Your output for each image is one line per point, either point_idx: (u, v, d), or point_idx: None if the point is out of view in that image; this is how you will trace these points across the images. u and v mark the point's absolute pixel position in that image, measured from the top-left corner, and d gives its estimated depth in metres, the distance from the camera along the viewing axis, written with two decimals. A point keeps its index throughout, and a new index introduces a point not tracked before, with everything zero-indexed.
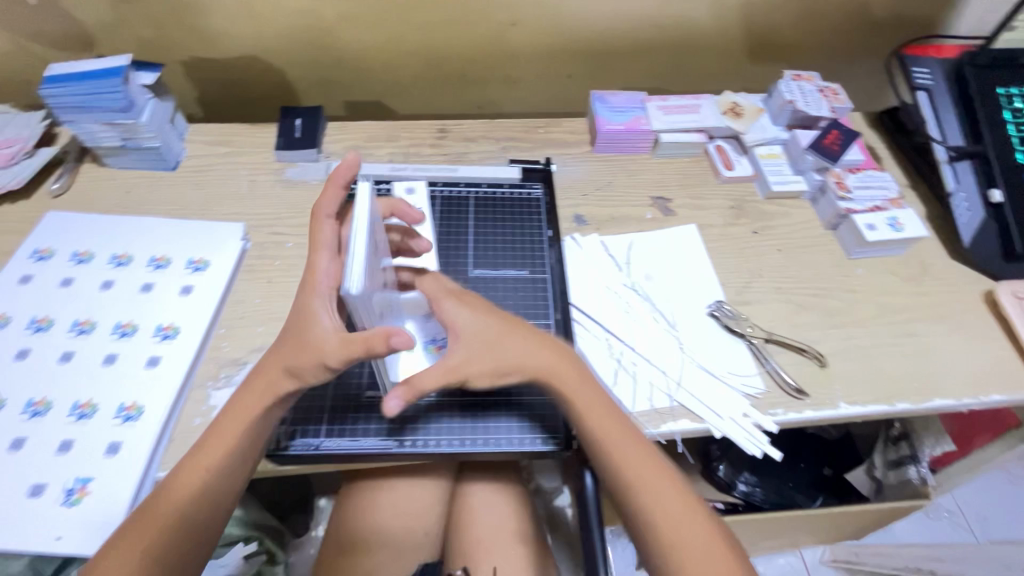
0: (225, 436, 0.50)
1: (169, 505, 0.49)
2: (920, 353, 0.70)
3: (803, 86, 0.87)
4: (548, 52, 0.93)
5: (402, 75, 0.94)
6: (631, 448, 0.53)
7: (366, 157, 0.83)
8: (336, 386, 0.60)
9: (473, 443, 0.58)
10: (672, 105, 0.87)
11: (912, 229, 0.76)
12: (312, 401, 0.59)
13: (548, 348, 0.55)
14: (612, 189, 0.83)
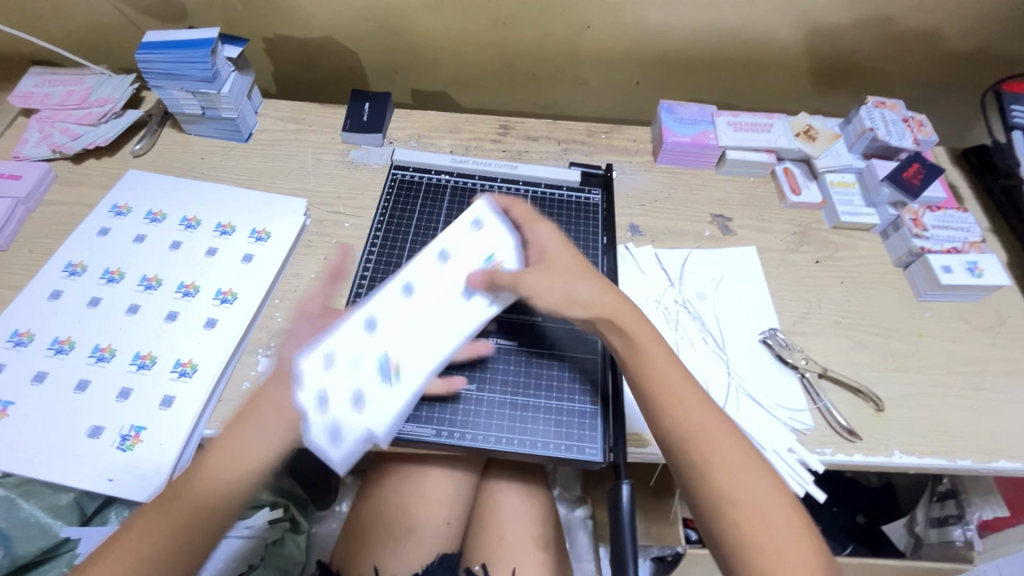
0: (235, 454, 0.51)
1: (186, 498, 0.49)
2: (988, 409, 0.65)
3: (885, 115, 0.82)
4: (619, 57, 0.92)
5: (469, 68, 0.95)
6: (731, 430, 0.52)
7: (428, 147, 0.84)
8: None
9: (521, 444, 0.58)
10: (742, 122, 0.84)
11: (991, 276, 0.72)
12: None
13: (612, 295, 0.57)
14: (672, 202, 0.81)
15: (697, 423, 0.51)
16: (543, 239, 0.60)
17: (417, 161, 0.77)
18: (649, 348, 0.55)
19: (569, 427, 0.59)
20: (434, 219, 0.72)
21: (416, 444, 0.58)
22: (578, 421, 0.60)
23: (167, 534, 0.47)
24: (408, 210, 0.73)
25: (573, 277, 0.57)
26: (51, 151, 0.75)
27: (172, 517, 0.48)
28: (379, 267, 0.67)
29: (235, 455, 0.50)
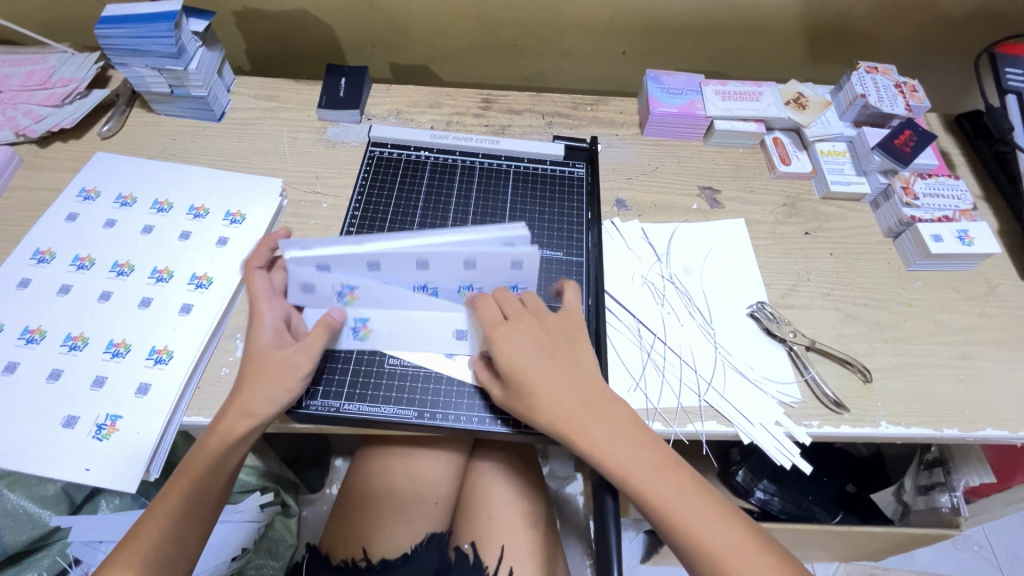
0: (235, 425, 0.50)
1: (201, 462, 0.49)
2: (975, 378, 0.65)
3: (877, 80, 0.80)
4: (603, 25, 0.89)
5: (449, 40, 0.92)
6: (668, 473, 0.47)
7: (408, 123, 0.81)
8: (361, 352, 0.60)
9: (505, 422, 0.57)
10: (731, 91, 0.82)
11: (982, 243, 0.70)
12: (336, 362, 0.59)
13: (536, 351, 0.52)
14: (659, 175, 0.79)
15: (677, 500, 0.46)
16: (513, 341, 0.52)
17: (395, 138, 0.74)
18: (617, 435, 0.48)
19: None
20: (413, 198, 0.70)
21: (397, 425, 0.57)
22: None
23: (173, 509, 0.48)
24: (386, 188, 0.71)
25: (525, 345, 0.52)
26: (14, 134, 0.72)
27: (165, 525, 0.47)
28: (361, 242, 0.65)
29: (210, 459, 0.49)
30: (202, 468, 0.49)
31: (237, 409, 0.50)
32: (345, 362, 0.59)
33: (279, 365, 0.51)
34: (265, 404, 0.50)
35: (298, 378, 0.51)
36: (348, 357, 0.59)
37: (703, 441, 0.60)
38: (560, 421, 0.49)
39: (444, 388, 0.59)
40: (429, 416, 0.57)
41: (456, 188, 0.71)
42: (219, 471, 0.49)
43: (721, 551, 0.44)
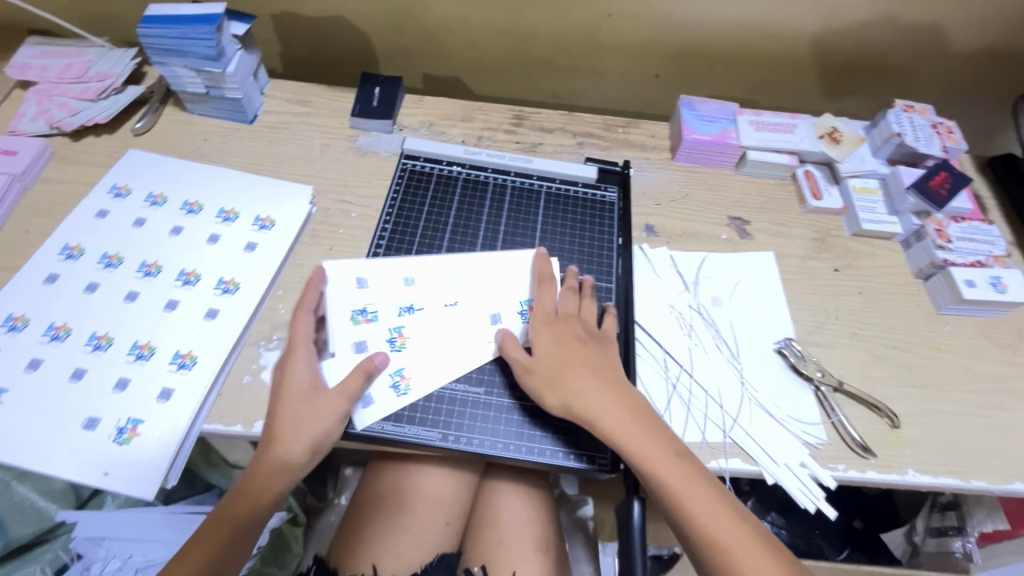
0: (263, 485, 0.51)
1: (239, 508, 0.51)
2: (1004, 429, 0.64)
3: (913, 120, 0.80)
4: (638, 48, 0.89)
5: (484, 53, 0.92)
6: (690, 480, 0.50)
7: (439, 135, 0.81)
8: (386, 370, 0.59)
9: (535, 451, 0.56)
10: (765, 121, 0.82)
11: (1016, 291, 0.69)
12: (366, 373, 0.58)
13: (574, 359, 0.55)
14: (688, 202, 0.79)
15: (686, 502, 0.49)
16: (547, 324, 0.58)
17: (428, 151, 0.72)
18: (627, 421, 0.52)
19: (580, 436, 0.57)
20: (444, 214, 0.68)
21: (419, 447, 0.56)
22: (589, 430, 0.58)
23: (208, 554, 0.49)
24: (417, 203, 0.69)
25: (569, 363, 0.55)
26: (48, 126, 0.72)
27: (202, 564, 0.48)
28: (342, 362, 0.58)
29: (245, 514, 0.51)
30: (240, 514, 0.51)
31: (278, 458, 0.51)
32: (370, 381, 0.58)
33: (308, 402, 0.52)
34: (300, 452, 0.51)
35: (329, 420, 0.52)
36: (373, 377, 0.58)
37: (727, 478, 0.59)
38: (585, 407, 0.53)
39: (467, 412, 0.58)
40: (457, 437, 0.56)
41: (487, 206, 0.69)
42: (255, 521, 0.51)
43: (725, 540, 0.47)
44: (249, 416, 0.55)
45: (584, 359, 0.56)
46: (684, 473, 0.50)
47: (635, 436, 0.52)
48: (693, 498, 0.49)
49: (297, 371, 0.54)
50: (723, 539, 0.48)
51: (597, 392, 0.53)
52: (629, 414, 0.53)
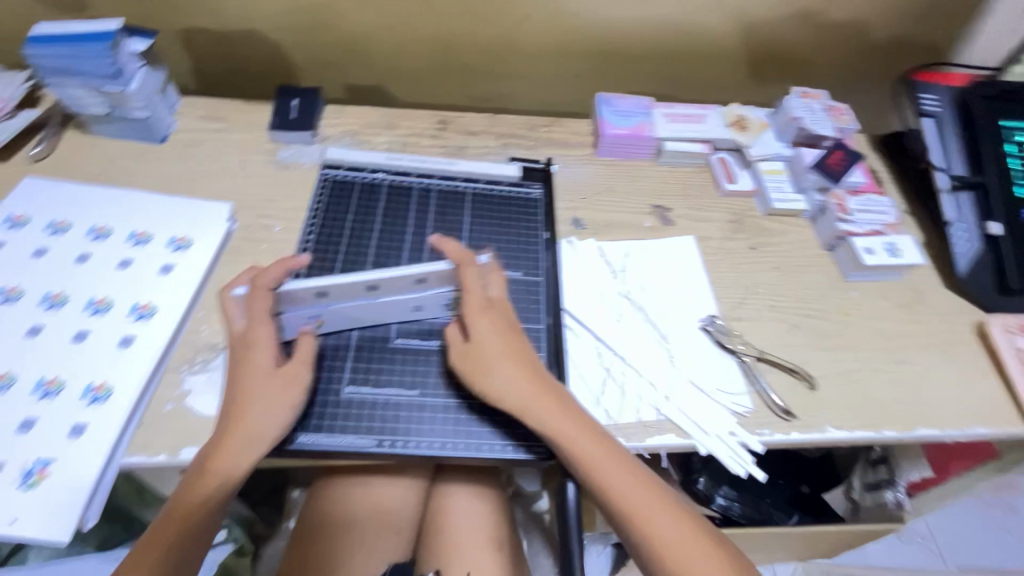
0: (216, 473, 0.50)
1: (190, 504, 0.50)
2: (908, 380, 0.70)
3: (809, 104, 0.86)
4: (554, 49, 0.91)
5: (405, 61, 0.92)
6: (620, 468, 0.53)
7: (362, 144, 0.81)
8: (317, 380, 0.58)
9: (473, 447, 0.57)
10: (677, 113, 0.86)
11: (909, 255, 0.76)
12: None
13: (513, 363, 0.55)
14: (612, 194, 0.82)
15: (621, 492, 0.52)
16: (476, 318, 0.56)
17: (349, 160, 0.72)
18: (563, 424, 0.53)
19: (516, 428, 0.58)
20: (369, 221, 0.68)
21: (355, 455, 0.56)
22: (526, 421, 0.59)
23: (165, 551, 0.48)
24: (341, 213, 0.68)
25: (501, 359, 0.55)
26: None
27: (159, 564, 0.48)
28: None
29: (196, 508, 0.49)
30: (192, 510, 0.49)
31: (240, 440, 0.50)
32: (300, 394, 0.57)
33: (271, 377, 0.53)
34: (266, 428, 0.51)
35: (298, 395, 0.53)
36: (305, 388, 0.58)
37: (664, 454, 0.62)
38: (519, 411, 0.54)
39: (403, 415, 0.58)
40: (394, 442, 0.56)
41: (413, 211, 0.69)
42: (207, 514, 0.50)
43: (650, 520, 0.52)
44: (173, 444, 0.53)
45: (504, 347, 0.56)
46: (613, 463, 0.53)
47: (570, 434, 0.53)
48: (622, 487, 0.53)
49: (260, 349, 0.53)
50: (648, 509, 0.52)
51: (520, 382, 0.54)
52: (556, 404, 0.54)
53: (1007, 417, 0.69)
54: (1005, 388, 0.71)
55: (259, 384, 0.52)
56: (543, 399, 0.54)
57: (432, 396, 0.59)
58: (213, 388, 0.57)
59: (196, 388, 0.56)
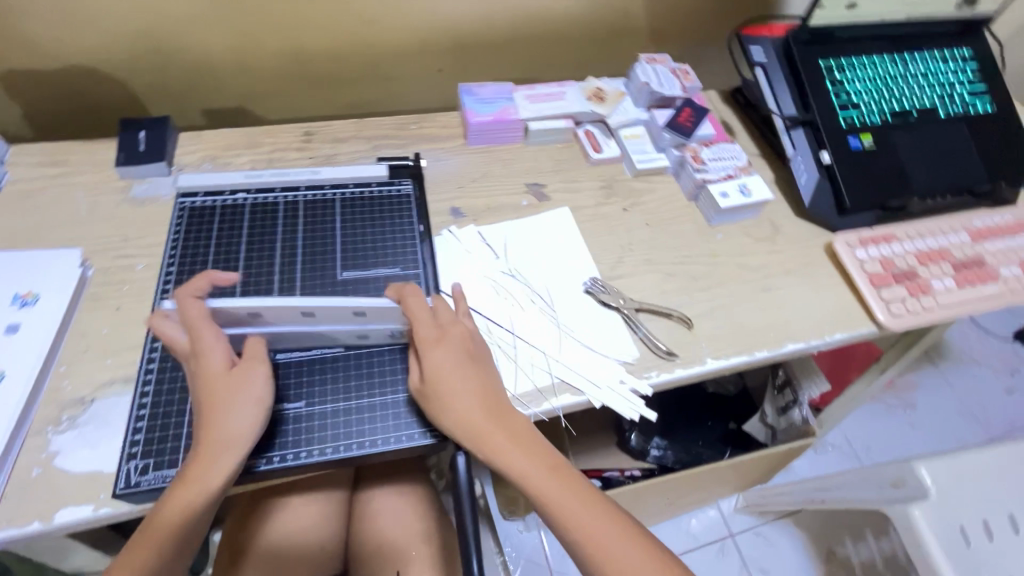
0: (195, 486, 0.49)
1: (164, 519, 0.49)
2: (773, 305, 0.77)
3: (656, 69, 0.92)
4: (412, 47, 0.92)
5: (260, 77, 0.90)
6: (572, 495, 0.54)
7: (225, 167, 0.78)
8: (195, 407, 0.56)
9: (371, 444, 0.60)
10: (537, 94, 0.90)
11: (758, 192, 0.83)
12: (167, 419, 0.55)
13: (470, 393, 0.55)
14: (487, 179, 0.84)
15: (562, 503, 0.54)
16: (432, 348, 0.56)
17: (205, 184, 0.70)
18: (515, 451, 0.54)
19: (407, 417, 0.62)
20: (234, 242, 0.66)
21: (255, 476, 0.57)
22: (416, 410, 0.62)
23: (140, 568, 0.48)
24: (203, 238, 0.66)
25: (456, 387, 0.55)
26: None
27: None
28: (161, 400, 0.56)
29: (172, 523, 0.48)
30: (170, 526, 0.48)
31: (213, 449, 0.50)
32: (177, 426, 0.55)
33: (238, 376, 0.52)
34: (240, 430, 0.51)
35: (264, 387, 0.53)
36: (180, 419, 0.55)
37: (562, 415, 0.65)
38: (473, 438, 0.54)
39: (292, 428, 0.59)
40: (296, 454, 0.58)
41: (281, 226, 0.68)
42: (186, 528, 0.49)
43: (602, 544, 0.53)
44: (46, 510, 0.50)
45: (461, 376, 0.56)
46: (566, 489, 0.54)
47: (523, 463, 0.54)
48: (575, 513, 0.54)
49: (212, 354, 0.52)
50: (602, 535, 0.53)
51: (469, 410, 0.55)
52: (508, 434, 0.55)
53: (859, 320, 0.78)
54: (854, 294, 0.80)
55: (221, 387, 0.51)
56: (488, 423, 0.55)
57: (323, 403, 0.61)
58: (84, 444, 0.54)
59: (65, 447, 0.53)
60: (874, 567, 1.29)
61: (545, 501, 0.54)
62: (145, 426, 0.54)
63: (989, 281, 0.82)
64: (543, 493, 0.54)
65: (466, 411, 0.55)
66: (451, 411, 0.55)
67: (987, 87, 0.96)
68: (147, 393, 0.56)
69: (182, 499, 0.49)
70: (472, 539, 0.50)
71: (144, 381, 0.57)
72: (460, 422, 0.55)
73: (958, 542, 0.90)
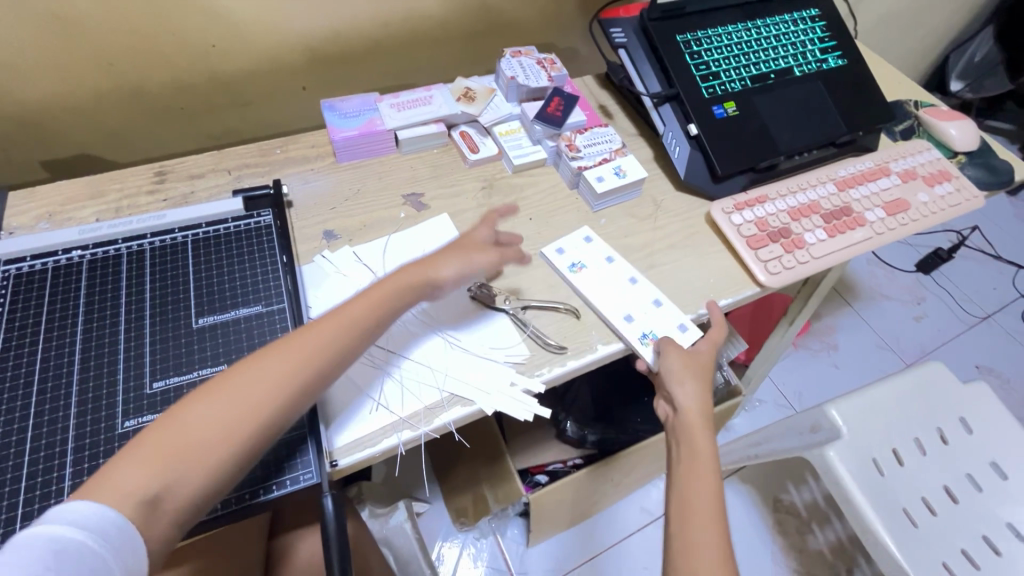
0: (298, 358, 0.54)
1: (252, 400, 0.51)
2: (660, 281, 0.78)
3: (522, 61, 0.92)
4: (267, 69, 0.88)
5: (100, 119, 0.83)
6: (696, 482, 0.64)
7: (64, 224, 0.72)
8: (31, 489, 0.51)
9: (241, 499, 0.56)
10: (404, 101, 0.87)
11: (633, 172, 0.84)
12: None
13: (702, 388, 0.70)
14: (362, 196, 0.81)
15: (705, 488, 0.64)
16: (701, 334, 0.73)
17: (33, 248, 0.64)
18: (700, 438, 0.67)
19: (278, 463, 0.58)
20: (70, 304, 0.61)
21: None
22: (286, 453, 0.58)
23: (225, 430, 0.50)
24: (33, 305, 0.61)
25: (697, 377, 0.70)
26: None
27: (215, 440, 0.49)
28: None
29: (265, 399, 0.51)
30: (261, 395, 0.51)
31: (316, 342, 0.55)
32: (8, 513, 0.49)
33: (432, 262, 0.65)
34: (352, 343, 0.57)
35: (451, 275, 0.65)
36: (13, 503, 0.50)
37: (455, 429, 0.63)
38: (684, 423, 0.68)
39: None
40: None
41: (125, 280, 0.63)
42: (268, 404, 0.52)
43: (691, 533, 0.60)
44: None
45: (697, 371, 0.70)
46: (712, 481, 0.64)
47: (704, 450, 0.66)
48: (701, 503, 0.63)
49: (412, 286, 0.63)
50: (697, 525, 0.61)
51: (701, 397, 0.69)
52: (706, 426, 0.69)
53: (742, 283, 0.80)
54: (736, 259, 0.82)
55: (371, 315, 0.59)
56: (706, 417, 0.69)
57: None
58: None
59: None
60: (816, 506, 1.40)
61: (692, 496, 0.63)
62: None
63: (857, 227, 0.87)
64: (689, 483, 0.64)
65: (690, 399, 0.69)
66: (677, 394, 0.69)
67: (836, 43, 1.01)
68: None
69: (284, 371, 0.53)
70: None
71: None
72: (682, 404, 0.69)
73: (872, 474, 0.95)
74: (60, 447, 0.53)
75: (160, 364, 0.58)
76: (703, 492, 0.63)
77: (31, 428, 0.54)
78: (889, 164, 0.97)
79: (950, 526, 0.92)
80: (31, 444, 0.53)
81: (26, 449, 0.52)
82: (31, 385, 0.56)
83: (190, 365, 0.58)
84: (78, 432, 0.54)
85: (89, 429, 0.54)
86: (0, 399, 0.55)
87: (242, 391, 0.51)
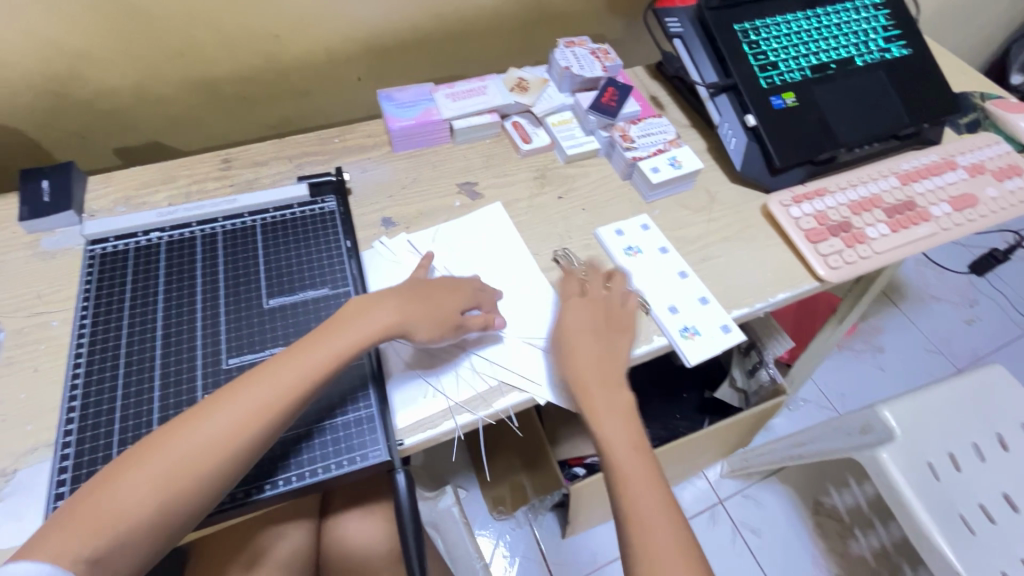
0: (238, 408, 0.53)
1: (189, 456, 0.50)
2: (716, 274, 0.77)
3: (576, 52, 0.91)
4: (325, 59, 0.90)
5: (168, 108, 0.86)
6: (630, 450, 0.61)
7: (139, 208, 0.75)
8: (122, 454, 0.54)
9: (314, 473, 0.58)
10: (458, 91, 0.88)
11: (689, 163, 0.83)
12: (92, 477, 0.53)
13: (599, 350, 0.64)
14: (418, 184, 0.82)
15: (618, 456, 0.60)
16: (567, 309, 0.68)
17: (115, 229, 0.67)
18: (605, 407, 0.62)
19: (347, 442, 0.60)
20: (151, 283, 0.64)
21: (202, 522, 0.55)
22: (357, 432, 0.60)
23: (161, 486, 0.49)
24: (117, 282, 0.64)
25: (580, 346, 0.64)
26: None
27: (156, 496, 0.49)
28: (83, 459, 0.53)
29: (205, 447, 0.51)
30: (202, 448, 0.51)
31: (260, 392, 0.54)
32: None
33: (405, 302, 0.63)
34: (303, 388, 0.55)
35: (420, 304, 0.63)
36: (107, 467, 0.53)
37: (511, 414, 0.64)
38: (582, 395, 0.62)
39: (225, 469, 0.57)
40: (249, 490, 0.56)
41: (200, 260, 0.66)
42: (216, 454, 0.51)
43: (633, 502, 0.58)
44: None
45: (590, 336, 0.65)
46: (630, 444, 0.61)
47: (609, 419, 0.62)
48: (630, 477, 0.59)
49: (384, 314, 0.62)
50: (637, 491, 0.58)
51: (588, 363, 0.63)
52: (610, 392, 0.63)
53: (801, 277, 0.78)
54: (794, 253, 0.81)
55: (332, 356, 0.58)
56: (604, 381, 0.63)
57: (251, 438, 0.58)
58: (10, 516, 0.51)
59: None
60: (858, 510, 1.37)
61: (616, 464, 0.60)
62: (70, 477, 0.52)
63: (922, 222, 0.84)
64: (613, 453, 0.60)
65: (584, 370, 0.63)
66: (574, 366, 0.63)
67: (900, 31, 0.97)
68: (69, 446, 0.54)
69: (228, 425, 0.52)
70: (414, 551, 0.59)
71: (63, 443, 0.54)
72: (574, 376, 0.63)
73: (928, 479, 0.92)
74: (148, 416, 0.55)
75: (237, 342, 0.61)
76: (630, 455, 0.60)
77: (120, 398, 0.56)
78: (955, 157, 0.93)
79: (1011, 536, 0.89)
80: (121, 412, 0.56)
81: (116, 418, 0.55)
82: (118, 358, 0.59)
83: (264, 343, 0.61)
84: (163, 403, 0.56)
85: (172, 400, 0.56)
86: (91, 371, 0.58)
87: (184, 447, 0.51)
